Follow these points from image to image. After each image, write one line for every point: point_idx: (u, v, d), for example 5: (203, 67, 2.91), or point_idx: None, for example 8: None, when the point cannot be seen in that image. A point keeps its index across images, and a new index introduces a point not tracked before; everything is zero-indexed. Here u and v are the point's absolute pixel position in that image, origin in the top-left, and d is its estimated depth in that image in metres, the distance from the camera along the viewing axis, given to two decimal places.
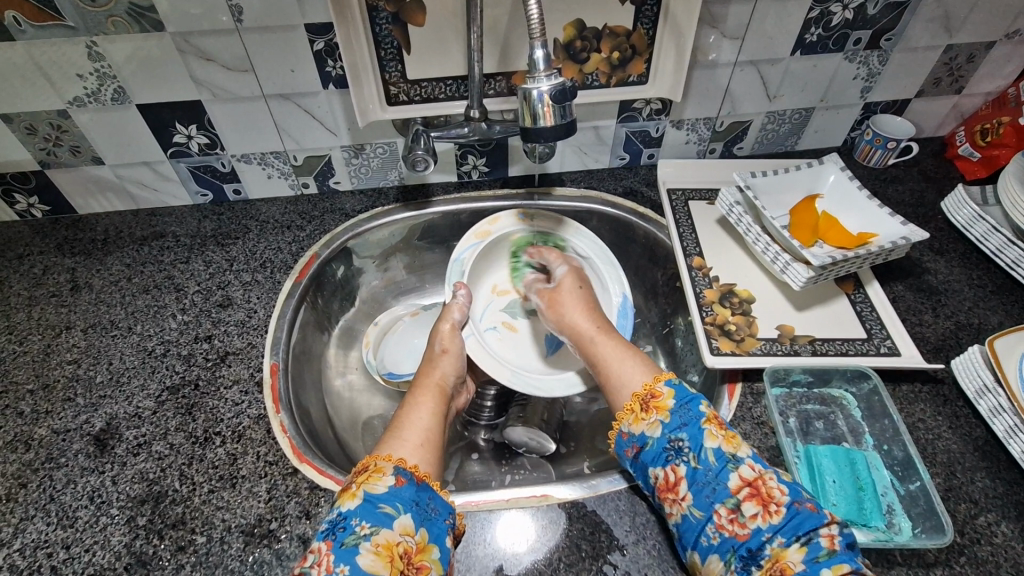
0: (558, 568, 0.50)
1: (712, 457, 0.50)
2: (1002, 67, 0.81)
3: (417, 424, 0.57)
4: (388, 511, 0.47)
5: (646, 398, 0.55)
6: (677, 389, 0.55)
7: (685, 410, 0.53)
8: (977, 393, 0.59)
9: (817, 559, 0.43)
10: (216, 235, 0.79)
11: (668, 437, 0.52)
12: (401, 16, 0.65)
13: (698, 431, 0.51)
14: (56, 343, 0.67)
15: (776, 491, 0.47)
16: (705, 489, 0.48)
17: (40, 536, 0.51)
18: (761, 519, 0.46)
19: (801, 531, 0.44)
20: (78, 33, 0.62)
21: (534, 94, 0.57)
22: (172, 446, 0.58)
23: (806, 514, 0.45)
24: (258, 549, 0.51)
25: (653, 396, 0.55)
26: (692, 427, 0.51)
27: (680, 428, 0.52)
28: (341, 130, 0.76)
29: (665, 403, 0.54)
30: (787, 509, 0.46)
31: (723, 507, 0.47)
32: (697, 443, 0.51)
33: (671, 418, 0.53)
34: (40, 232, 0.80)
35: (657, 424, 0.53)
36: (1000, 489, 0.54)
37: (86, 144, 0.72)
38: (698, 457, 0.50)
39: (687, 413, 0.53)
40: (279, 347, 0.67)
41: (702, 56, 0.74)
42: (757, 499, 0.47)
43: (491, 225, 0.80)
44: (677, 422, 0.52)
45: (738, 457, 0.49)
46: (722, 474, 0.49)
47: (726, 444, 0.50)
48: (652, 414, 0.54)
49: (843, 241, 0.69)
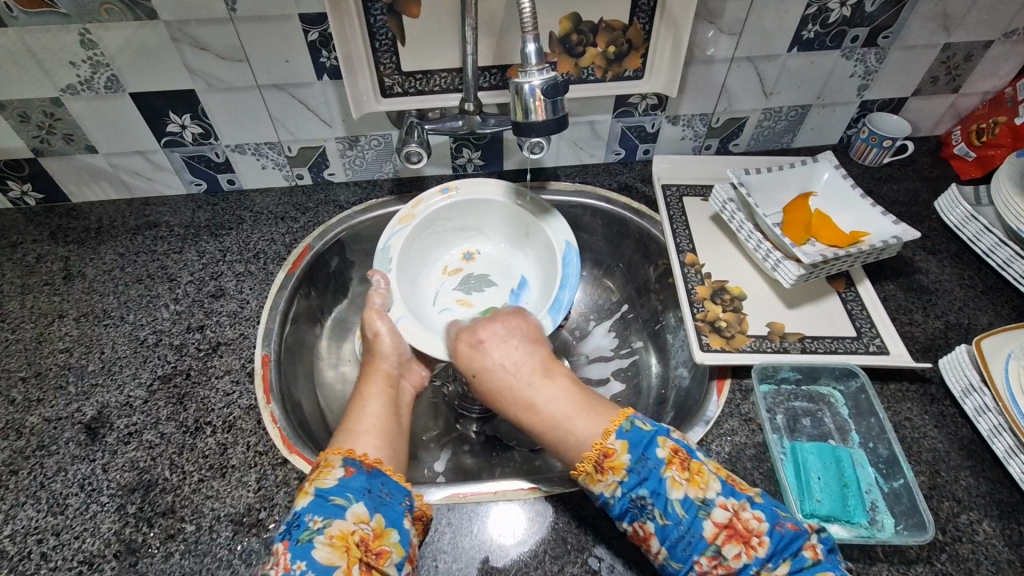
0: (544, 559, 0.51)
1: (680, 509, 0.46)
2: (1000, 67, 0.81)
3: (368, 413, 0.58)
4: (339, 503, 0.46)
5: (599, 458, 0.49)
6: (630, 437, 0.49)
7: (643, 462, 0.48)
8: (963, 392, 0.59)
9: (801, 568, 0.45)
10: (210, 225, 0.79)
11: (630, 495, 0.47)
12: (396, 8, 0.65)
13: (658, 483, 0.47)
14: (49, 332, 0.67)
15: (753, 523, 0.46)
16: (680, 545, 0.46)
17: (31, 522, 0.52)
18: (745, 557, 0.45)
19: (786, 552, 0.45)
20: (71, 20, 0.61)
21: (526, 89, 0.57)
22: (163, 435, 0.58)
23: (786, 535, 0.45)
24: (248, 538, 0.52)
25: (606, 455, 0.49)
26: (653, 481, 0.47)
27: (641, 484, 0.48)
28: (336, 121, 0.76)
29: (620, 461, 0.48)
30: (768, 538, 0.45)
31: (703, 556, 0.45)
32: (661, 498, 0.47)
33: (630, 476, 0.48)
34: (33, 220, 0.80)
35: (616, 486, 0.48)
36: (983, 488, 0.55)
37: (80, 132, 0.72)
38: (665, 514, 0.46)
39: (646, 465, 0.48)
40: (271, 338, 0.67)
41: (699, 52, 0.74)
42: (737, 538, 0.45)
43: (414, 208, 0.75)
44: (637, 478, 0.47)
45: (708, 499, 0.46)
46: (695, 523, 0.46)
47: (692, 488, 0.47)
48: (608, 475, 0.48)
49: (836, 240, 0.69)
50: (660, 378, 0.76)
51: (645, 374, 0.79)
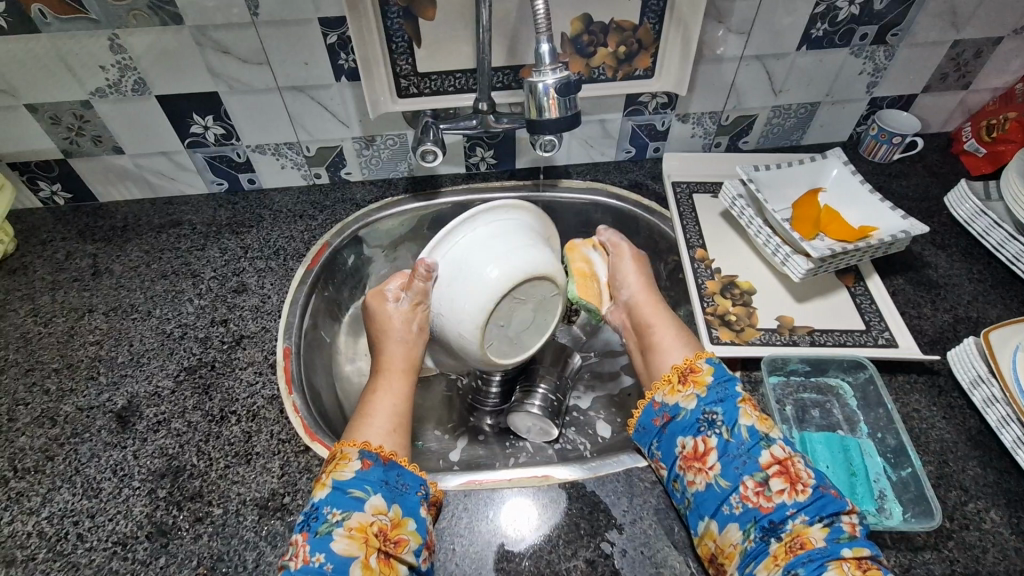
0: (558, 544, 0.53)
1: (745, 433, 0.51)
2: (1009, 63, 0.82)
3: (383, 407, 0.57)
4: (357, 496, 0.48)
5: (685, 371, 0.56)
6: (717, 366, 0.56)
7: (723, 387, 0.54)
8: (971, 383, 0.60)
9: (839, 540, 0.45)
10: (231, 223, 0.82)
11: (704, 409, 0.53)
12: (412, 10, 0.67)
13: (733, 407, 0.52)
14: (79, 326, 0.70)
15: (803, 473, 0.48)
16: (734, 461, 0.50)
17: (66, 505, 0.54)
18: (787, 496, 0.47)
19: (825, 512, 0.46)
20: (101, 26, 0.64)
21: (539, 88, 0.58)
22: (190, 424, 0.60)
23: (830, 498, 0.47)
24: (272, 521, 0.54)
25: (692, 370, 0.56)
26: (729, 403, 0.53)
27: (716, 403, 0.53)
28: (353, 122, 0.78)
29: (704, 378, 0.55)
30: (814, 490, 0.47)
31: (750, 481, 0.49)
32: (731, 418, 0.52)
33: (708, 393, 0.54)
34: (62, 219, 0.82)
35: (693, 398, 0.54)
36: (991, 478, 0.55)
37: (107, 134, 0.75)
38: (731, 431, 0.51)
39: (725, 390, 0.54)
40: (292, 331, 0.69)
41: (709, 51, 0.75)
42: (785, 477, 0.48)
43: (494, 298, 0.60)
44: (715, 396, 0.53)
45: (771, 436, 0.51)
46: (754, 449, 0.50)
47: (760, 423, 0.51)
48: (689, 387, 0.55)
49: (844, 235, 0.70)
50: None
51: None
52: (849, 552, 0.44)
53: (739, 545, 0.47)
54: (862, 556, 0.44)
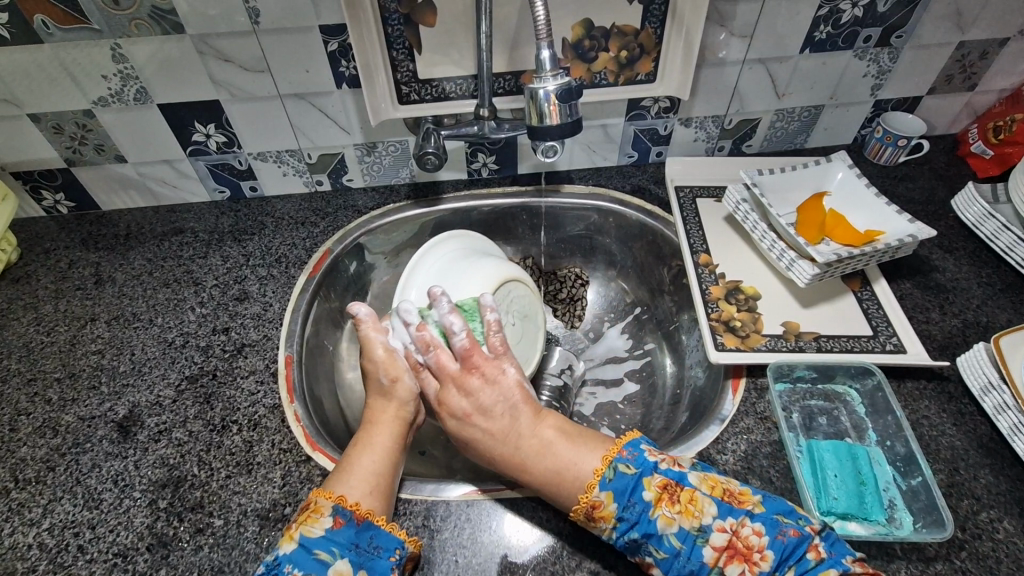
0: (562, 555, 0.52)
1: (676, 541, 0.47)
2: (1016, 64, 0.81)
3: (364, 461, 0.54)
4: (321, 557, 0.46)
5: (587, 511, 0.49)
6: (614, 486, 0.50)
7: (632, 505, 0.49)
8: (982, 389, 0.59)
9: (806, 573, 0.45)
10: (234, 231, 0.82)
11: (625, 540, 0.48)
12: (413, 18, 0.67)
13: (648, 524, 0.48)
14: (81, 335, 0.70)
15: (753, 540, 0.46)
16: (683, 572, 0.47)
17: (67, 516, 0.54)
18: (750, 574, 0.45)
19: (789, 560, 0.45)
20: (103, 35, 0.64)
21: (540, 95, 0.58)
22: (191, 433, 0.60)
23: (790, 545, 0.45)
24: (274, 532, 0.53)
25: (594, 506, 0.49)
26: (644, 524, 0.48)
27: (632, 528, 0.48)
28: (355, 128, 0.78)
29: (608, 510, 0.49)
30: (770, 551, 0.45)
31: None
32: (655, 535, 0.47)
33: (620, 523, 0.48)
34: (66, 227, 0.83)
35: (610, 532, 0.49)
36: (1004, 486, 0.54)
37: (110, 142, 0.75)
38: (662, 548, 0.47)
39: (635, 508, 0.48)
40: (293, 339, 0.69)
41: (711, 54, 0.74)
42: (739, 558, 0.46)
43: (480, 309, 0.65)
44: (628, 524, 0.48)
45: (705, 524, 0.47)
46: (695, 552, 0.47)
47: (686, 519, 0.47)
48: (600, 523, 0.49)
49: (850, 238, 0.69)
50: (675, 378, 0.76)
51: (660, 374, 0.79)
52: None
53: None
54: None
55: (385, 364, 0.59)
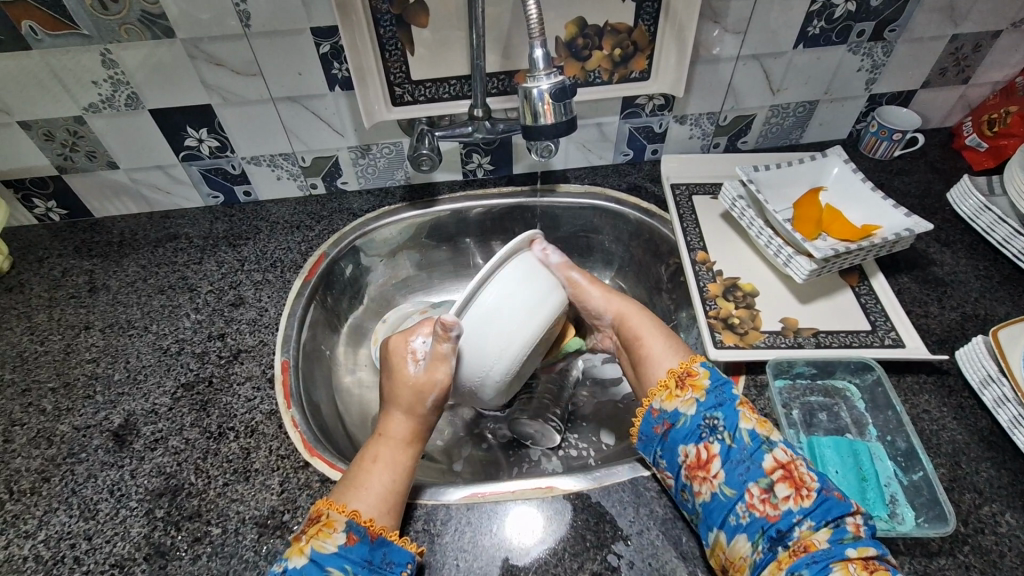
0: (564, 557, 0.52)
1: (747, 437, 0.50)
2: (1009, 57, 0.81)
3: (378, 478, 0.52)
4: (335, 575, 0.45)
5: (681, 375, 0.55)
6: (711, 369, 0.55)
7: (720, 390, 0.53)
8: (982, 383, 0.59)
9: (842, 540, 0.44)
10: (228, 236, 0.81)
11: (704, 415, 0.52)
12: (405, 18, 0.67)
13: (733, 411, 0.51)
14: (75, 343, 0.69)
15: (808, 476, 0.47)
16: (738, 468, 0.49)
17: (63, 528, 0.54)
18: (793, 501, 0.46)
19: (829, 517, 0.45)
20: (92, 41, 0.64)
21: (534, 93, 0.58)
22: (188, 441, 0.60)
23: (834, 501, 0.46)
24: (272, 540, 0.53)
25: (688, 374, 0.55)
26: (728, 407, 0.52)
27: (715, 407, 0.52)
28: (348, 131, 0.77)
29: (701, 382, 0.54)
30: (818, 494, 0.46)
31: (756, 486, 0.48)
32: (731, 422, 0.51)
33: (706, 397, 0.53)
34: (58, 235, 0.82)
35: (692, 403, 0.53)
36: (1005, 480, 0.54)
37: (102, 149, 0.75)
38: (732, 436, 0.50)
39: (722, 393, 0.53)
40: (290, 344, 0.69)
41: (705, 51, 0.74)
42: (790, 482, 0.47)
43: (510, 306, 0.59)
44: (714, 401, 0.52)
45: (772, 440, 0.50)
46: (756, 454, 0.49)
47: (760, 427, 0.51)
48: (688, 391, 0.54)
49: (847, 234, 0.69)
50: None
51: None
52: (853, 553, 0.43)
53: (749, 558, 0.46)
54: (866, 556, 0.43)
55: (437, 385, 0.57)
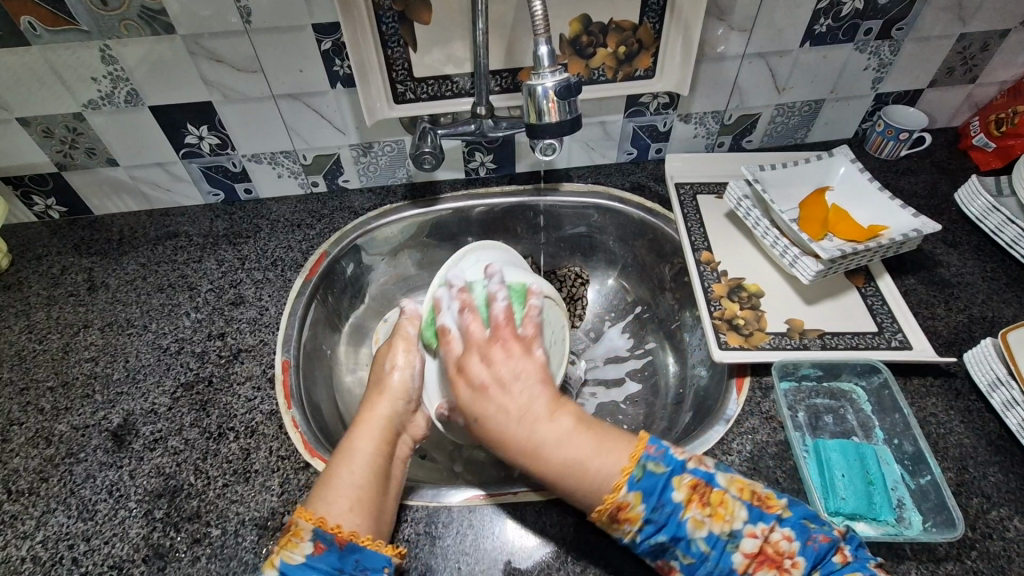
0: (567, 560, 0.51)
1: (704, 548, 0.43)
2: (1018, 56, 0.80)
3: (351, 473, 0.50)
4: None
5: (612, 513, 0.44)
6: (643, 485, 0.43)
7: (661, 508, 0.43)
8: (990, 386, 0.58)
9: None
10: (228, 234, 0.81)
11: (649, 543, 0.44)
12: (407, 15, 0.66)
13: (679, 527, 0.43)
14: (74, 342, 0.68)
15: (783, 545, 0.43)
16: None
17: (61, 528, 0.53)
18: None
19: (815, 563, 0.43)
20: (92, 37, 0.63)
21: (539, 90, 0.57)
22: (187, 441, 0.59)
23: (816, 550, 0.43)
24: (272, 541, 0.52)
25: (619, 508, 0.43)
26: (673, 525, 0.43)
27: (659, 530, 0.44)
28: (350, 128, 0.76)
29: (636, 513, 0.43)
30: (801, 557, 0.43)
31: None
32: (683, 540, 0.43)
33: (647, 526, 0.44)
34: (57, 233, 0.81)
35: (636, 533, 0.44)
36: (1014, 484, 0.54)
37: (101, 146, 0.74)
38: (689, 552, 0.44)
39: (663, 512, 0.43)
40: (290, 344, 0.68)
41: (710, 49, 0.73)
42: (770, 564, 0.43)
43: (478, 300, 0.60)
44: (655, 528, 0.43)
45: (734, 530, 0.43)
46: (722, 560, 0.43)
47: (716, 523, 0.43)
48: (624, 525, 0.44)
49: (854, 234, 0.69)
50: (678, 377, 0.75)
51: (663, 374, 0.78)
52: None
53: None
54: None
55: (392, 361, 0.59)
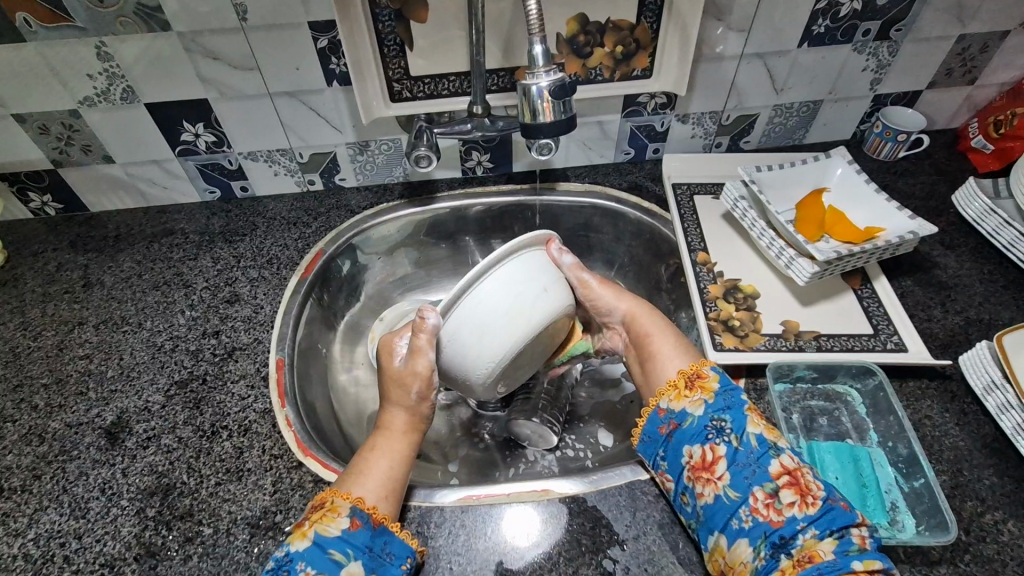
0: (558, 561, 0.51)
1: (754, 441, 0.49)
2: (1017, 57, 0.80)
3: (379, 467, 0.53)
4: (336, 559, 0.45)
5: (691, 376, 0.54)
6: (722, 373, 0.54)
7: (730, 394, 0.52)
8: (986, 389, 0.58)
9: (847, 552, 0.43)
10: (224, 232, 0.81)
11: (711, 416, 0.51)
12: (404, 13, 0.66)
13: (741, 415, 0.51)
14: (69, 339, 0.68)
15: (814, 484, 0.46)
16: (744, 472, 0.48)
17: (53, 526, 0.53)
18: (799, 508, 0.45)
19: (833, 527, 0.44)
20: (87, 33, 0.63)
21: (533, 90, 0.57)
22: (180, 439, 0.59)
23: (839, 511, 0.45)
24: (265, 540, 0.52)
25: (698, 376, 0.54)
26: (737, 411, 0.51)
27: (725, 410, 0.51)
28: (346, 127, 0.76)
29: (710, 383, 0.53)
30: (824, 503, 0.45)
31: (761, 491, 0.47)
32: (740, 425, 0.50)
33: (716, 399, 0.52)
34: (53, 230, 0.81)
35: (701, 404, 0.52)
36: (1008, 487, 0.53)
37: (97, 143, 0.74)
38: (740, 440, 0.49)
39: (732, 397, 0.52)
40: (285, 342, 0.68)
41: (708, 49, 0.73)
42: (796, 489, 0.46)
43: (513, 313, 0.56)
44: (722, 403, 0.51)
45: (780, 446, 0.49)
46: (764, 458, 0.48)
47: (769, 432, 0.50)
48: (696, 392, 0.53)
49: (850, 236, 0.68)
50: None
51: None
52: (858, 566, 0.42)
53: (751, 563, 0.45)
54: (871, 569, 0.42)
55: (420, 378, 0.55)
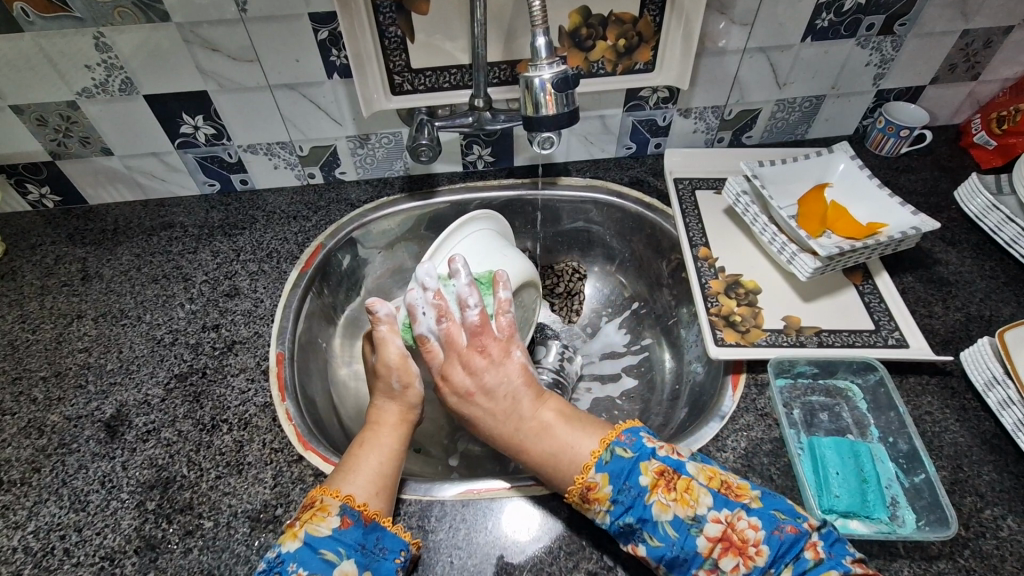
0: (559, 556, 0.51)
1: (671, 531, 0.45)
2: (1021, 53, 0.79)
3: (369, 464, 0.52)
4: (328, 558, 0.45)
5: (583, 492, 0.48)
6: (610, 469, 0.49)
7: (626, 488, 0.48)
8: (986, 385, 0.58)
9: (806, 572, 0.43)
10: (224, 225, 0.80)
11: (618, 522, 0.47)
12: (405, 5, 0.65)
13: (645, 509, 0.46)
14: (68, 332, 0.68)
15: (748, 534, 0.44)
16: (677, 563, 0.45)
17: (53, 519, 0.53)
18: (744, 569, 0.43)
19: (786, 556, 0.44)
20: (86, 24, 0.62)
21: (536, 83, 0.56)
22: (180, 433, 0.59)
23: (785, 539, 0.44)
24: (265, 534, 0.52)
25: (589, 488, 0.48)
26: (639, 508, 0.46)
27: (626, 511, 0.47)
28: (347, 120, 0.76)
29: (604, 492, 0.48)
30: (766, 544, 0.44)
31: (703, 572, 0.44)
32: (649, 523, 0.46)
33: (615, 505, 0.47)
34: (51, 222, 0.81)
35: (605, 514, 0.48)
36: (1008, 483, 0.53)
37: (96, 135, 0.73)
38: (656, 536, 0.45)
39: (629, 492, 0.47)
40: (285, 336, 0.68)
41: (711, 43, 0.73)
42: (734, 550, 0.44)
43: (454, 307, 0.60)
44: (622, 507, 0.47)
45: (699, 515, 0.45)
46: (688, 543, 0.45)
47: (681, 509, 0.46)
48: (595, 505, 0.48)
49: (853, 231, 0.68)
50: (674, 373, 0.75)
51: (659, 369, 0.78)
52: None
53: None
54: None
55: (396, 368, 0.57)
